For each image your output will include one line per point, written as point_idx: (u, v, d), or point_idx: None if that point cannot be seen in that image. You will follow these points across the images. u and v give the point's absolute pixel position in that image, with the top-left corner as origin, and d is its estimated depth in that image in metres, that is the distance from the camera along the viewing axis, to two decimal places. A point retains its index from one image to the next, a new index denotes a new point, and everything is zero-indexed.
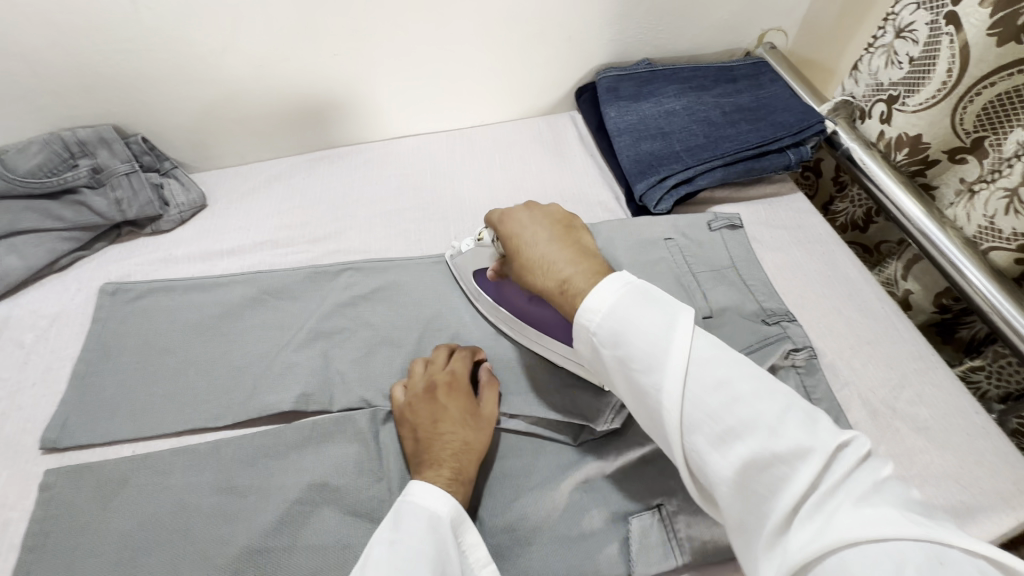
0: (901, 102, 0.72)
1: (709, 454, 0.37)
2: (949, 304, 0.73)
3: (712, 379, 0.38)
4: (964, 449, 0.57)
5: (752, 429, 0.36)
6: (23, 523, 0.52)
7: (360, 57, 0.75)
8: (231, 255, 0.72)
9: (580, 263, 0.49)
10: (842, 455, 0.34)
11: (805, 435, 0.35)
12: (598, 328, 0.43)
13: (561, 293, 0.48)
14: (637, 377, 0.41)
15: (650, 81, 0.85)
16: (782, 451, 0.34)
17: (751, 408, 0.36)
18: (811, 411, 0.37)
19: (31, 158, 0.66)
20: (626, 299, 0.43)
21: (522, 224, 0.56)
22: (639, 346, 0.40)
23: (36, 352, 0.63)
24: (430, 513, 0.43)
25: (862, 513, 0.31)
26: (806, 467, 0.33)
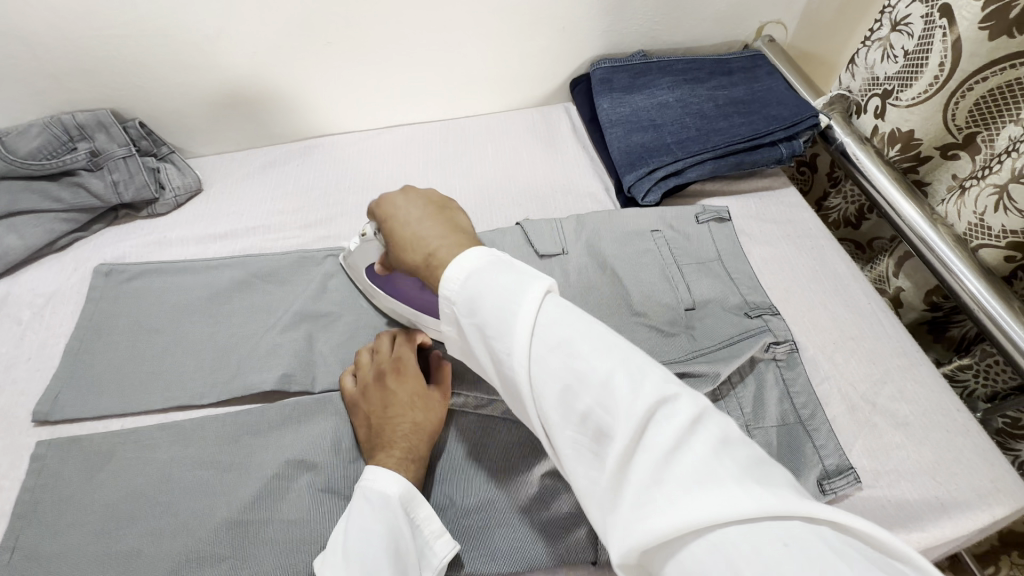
0: (895, 96, 0.71)
1: (555, 420, 0.34)
2: (939, 303, 0.73)
3: (554, 337, 0.35)
4: (942, 445, 0.57)
5: (588, 392, 0.33)
6: (14, 490, 0.54)
7: (353, 47, 0.76)
8: (223, 238, 0.73)
9: (448, 235, 0.44)
10: (670, 410, 0.32)
11: (635, 391, 0.32)
12: (455, 298, 0.40)
13: (430, 273, 0.43)
14: (490, 344, 0.38)
15: (644, 73, 0.85)
16: (611, 411, 0.32)
17: (585, 363, 0.33)
18: (646, 363, 0.34)
19: (31, 141, 0.67)
20: (481, 266, 0.40)
21: (389, 199, 0.50)
22: (489, 310, 0.37)
23: (33, 328, 0.65)
24: (382, 501, 0.46)
25: (705, 491, 0.29)
26: (635, 431, 0.31)
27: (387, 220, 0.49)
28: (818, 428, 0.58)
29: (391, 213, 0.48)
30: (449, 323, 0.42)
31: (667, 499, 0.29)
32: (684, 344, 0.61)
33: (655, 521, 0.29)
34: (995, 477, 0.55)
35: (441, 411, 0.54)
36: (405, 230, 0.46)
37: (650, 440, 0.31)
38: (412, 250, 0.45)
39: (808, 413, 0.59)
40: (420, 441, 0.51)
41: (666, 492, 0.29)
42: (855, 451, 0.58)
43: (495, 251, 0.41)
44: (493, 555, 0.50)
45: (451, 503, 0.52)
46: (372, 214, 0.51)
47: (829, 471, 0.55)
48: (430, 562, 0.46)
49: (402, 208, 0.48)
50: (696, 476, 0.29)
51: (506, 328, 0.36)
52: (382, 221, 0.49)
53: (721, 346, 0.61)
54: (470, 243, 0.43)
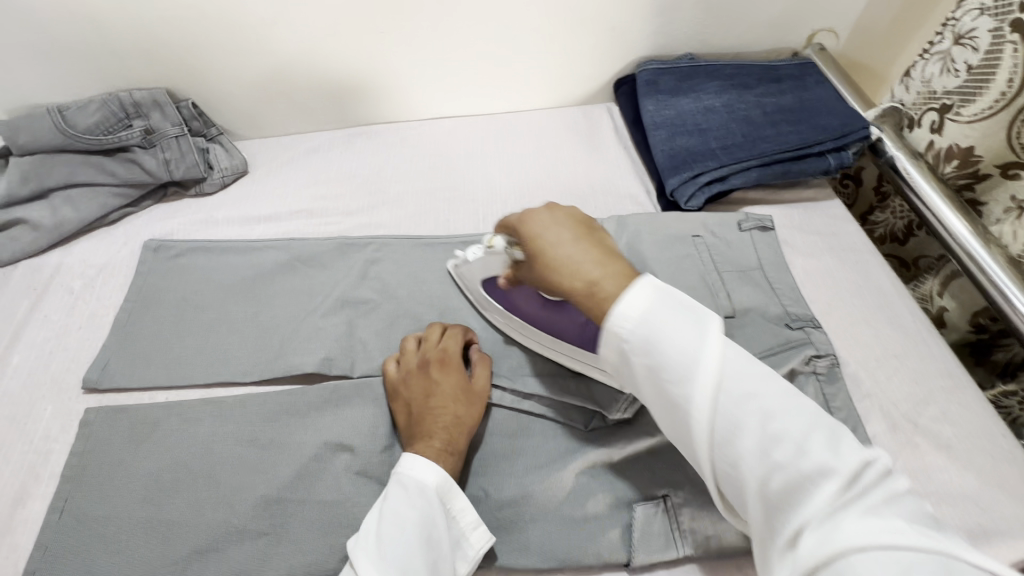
0: (954, 111, 0.69)
1: (743, 473, 0.36)
2: (986, 324, 0.72)
3: (743, 392, 0.37)
4: (986, 470, 0.56)
5: (783, 447, 0.34)
6: (63, 454, 0.56)
7: (404, 37, 0.77)
8: (267, 221, 0.74)
9: (609, 262, 0.44)
10: (867, 475, 0.33)
11: (838, 456, 0.33)
12: (630, 335, 0.40)
13: (590, 301, 0.43)
14: (664, 384, 0.39)
15: (690, 76, 0.84)
16: (810, 471, 0.33)
17: (782, 425, 0.35)
18: (843, 431, 0.36)
19: (90, 116, 0.70)
20: (660, 305, 0.40)
21: (532, 216, 0.50)
22: (673, 354, 0.38)
23: (84, 298, 0.67)
24: (418, 490, 0.46)
25: (881, 525, 0.30)
26: (836, 486, 0.32)
27: (533, 236, 0.48)
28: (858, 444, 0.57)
29: (536, 230, 0.48)
30: (608, 353, 0.43)
31: (836, 528, 0.31)
32: None
33: (821, 542, 0.31)
34: None
35: (481, 403, 0.55)
36: (555, 250, 0.46)
37: (847, 495, 0.32)
38: (566, 273, 0.45)
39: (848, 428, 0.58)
40: (465, 432, 0.52)
41: (834, 523, 0.31)
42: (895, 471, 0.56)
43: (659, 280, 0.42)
44: (525, 550, 0.50)
45: (484, 495, 0.53)
46: (512, 227, 0.51)
47: None
48: (466, 553, 0.47)
49: (551, 225, 0.48)
50: (874, 515, 0.31)
51: (692, 372, 0.38)
52: (525, 236, 0.49)
53: (765, 354, 0.61)
54: (631, 270, 0.44)
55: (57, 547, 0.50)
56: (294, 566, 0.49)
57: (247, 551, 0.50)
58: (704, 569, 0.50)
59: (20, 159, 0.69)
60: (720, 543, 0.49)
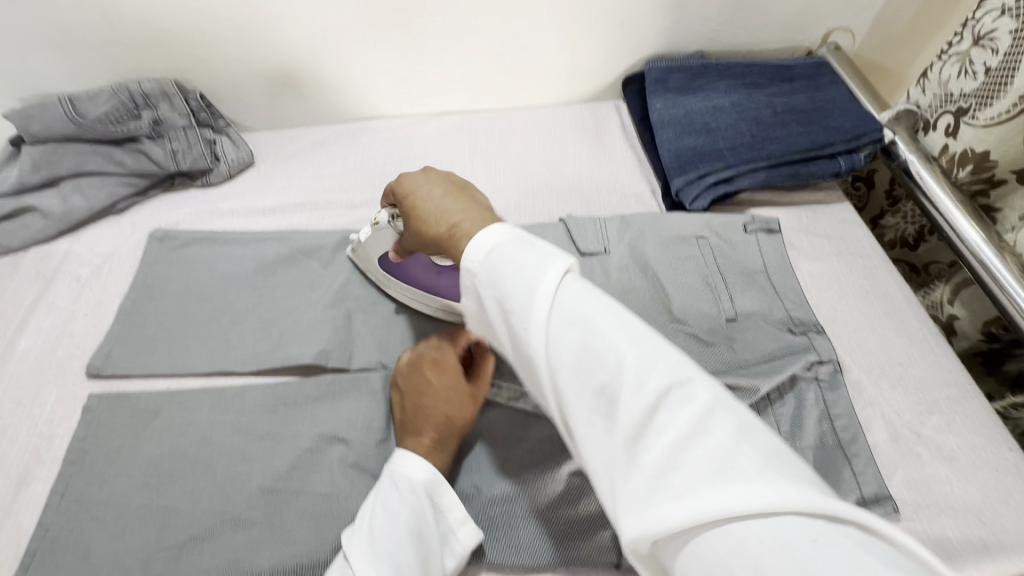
0: (971, 114, 0.67)
1: (580, 414, 0.34)
2: (998, 333, 0.70)
3: (574, 313, 0.36)
4: (990, 484, 0.54)
5: (599, 376, 0.34)
6: (67, 438, 0.57)
7: (410, 30, 0.76)
8: (271, 213, 0.75)
9: (473, 211, 0.44)
10: (692, 402, 0.32)
11: (646, 383, 0.33)
12: (478, 273, 0.40)
13: (450, 243, 0.44)
14: (507, 319, 0.38)
15: (700, 74, 0.83)
16: (616, 398, 0.33)
17: (611, 350, 0.34)
18: (670, 359, 0.34)
19: (100, 107, 0.70)
20: (504, 243, 0.40)
21: (410, 177, 0.50)
22: (508, 283, 0.38)
23: (91, 286, 0.68)
24: (407, 485, 0.46)
25: (725, 486, 0.28)
26: (638, 414, 0.32)
27: (409, 194, 0.49)
28: (857, 452, 0.56)
29: (411, 189, 0.49)
30: (467, 296, 0.43)
31: (661, 485, 0.30)
32: (723, 357, 0.60)
33: (676, 510, 0.29)
34: None
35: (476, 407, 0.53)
36: (425, 205, 0.46)
37: (654, 424, 0.32)
38: (433, 222, 0.45)
39: (848, 436, 0.57)
40: (446, 433, 0.51)
41: (685, 483, 0.29)
42: (896, 481, 0.55)
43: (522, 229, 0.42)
44: (516, 548, 0.50)
45: (477, 492, 0.53)
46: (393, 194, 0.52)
47: (867, 499, 0.53)
48: (455, 547, 0.47)
49: (424, 183, 0.48)
50: (712, 471, 0.29)
51: (527, 308, 0.36)
52: (401, 196, 0.49)
53: (765, 359, 0.60)
54: (494, 219, 0.44)
55: (56, 529, 0.51)
56: (286, 556, 0.50)
57: (239, 540, 0.50)
58: None
59: (32, 146, 0.70)
60: None
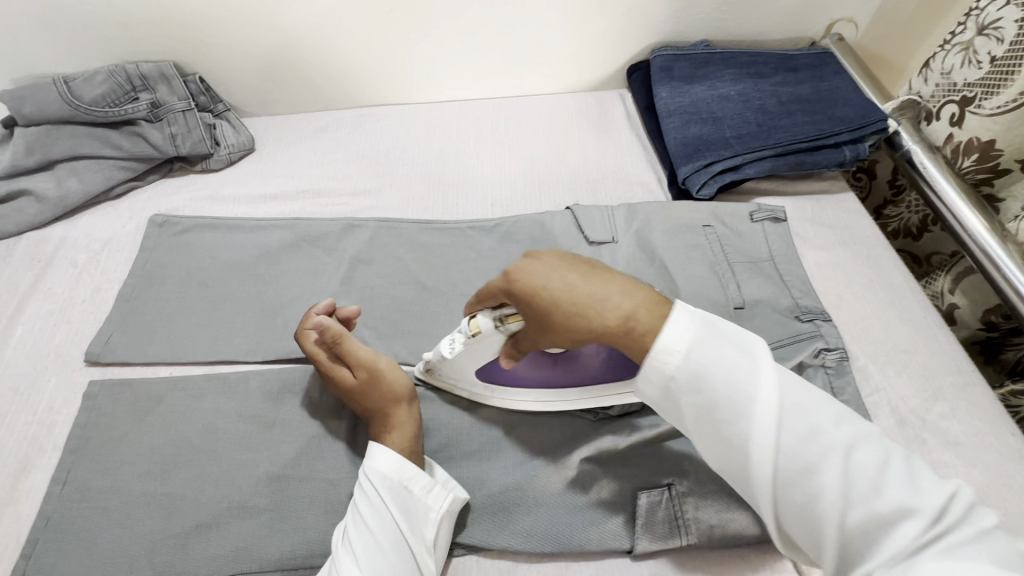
0: (976, 103, 0.68)
1: (819, 513, 0.35)
2: (998, 322, 0.71)
3: (807, 424, 0.36)
4: (994, 468, 0.55)
5: (859, 485, 0.35)
6: (66, 426, 0.56)
7: (415, 14, 0.75)
8: (274, 200, 0.73)
9: (631, 292, 0.41)
10: (952, 512, 0.34)
11: (915, 493, 0.34)
12: (679, 375, 0.39)
13: (628, 337, 0.40)
14: (718, 424, 0.38)
15: (706, 63, 0.82)
16: (885, 507, 0.34)
17: (855, 457, 0.35)
18: (906, 455, 0.36)
19: (95, 88, 0.69)
20: (702, 343, 0.38)
21: (524, 267, 0.43)
22: (725, 391, 0.37)
23: (88, 272, 0.66)
24: (365, 474, 0.49)
25: (951, 564, 0.32)
26: (918, 525, 0.33)
27: (535, 286, 0.42)
28: None
29: (534, 281, 0.42)
30: (648, 396, 0.41)
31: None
32: None
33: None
34: None
35: (378, 371, 0.53)
36: (572, 296, 0.41)
37: (927, 531, 0.33)
38: (593, 316, 0.40)
39: None
40: (376, 411, 0.52)
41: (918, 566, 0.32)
42: None
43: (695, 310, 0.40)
44: (522, 535, 0.50)
45: (485, 479, 0.53)
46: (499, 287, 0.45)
47: None
48: (434, 516, 0.48)
49: (552, 270, 0.42)
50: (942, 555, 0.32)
51: (747, 411, 0.37)
52: (519, 293, 0.42)
53: (775, 345, 0.60)
54: (660, 301, 0.41)
55: (58, 518, 0.50)
56: (294, 544, 0.49)
57: (247, 528, 0.50)
58: (706, 559, 0.50)
59: (25, 129, 0.68)
60: (723, 533, 0.49)
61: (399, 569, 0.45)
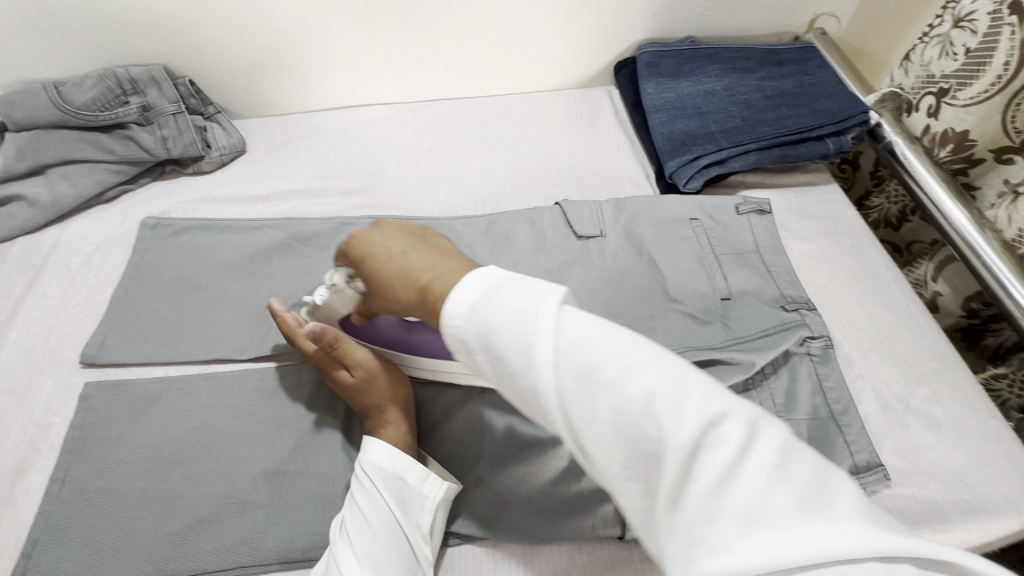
0: (951, 95, 0.69)
1: (603, 453, 0.32)
2: (978, 309, 0.72)
3: (583, 364, 0.33)
4: (975, 450, 0.57)
5: (638, 426, 0.31)
6: (63, 427, 0.56)
7: (403, 14, 0.76)
8: (266, 200, 0.74)
9: (442, 263, 0.42)
10: (726, 437, 0.30)
11: (680, 423, 0.30)
12: (467, 332, 0.37)
13: (427, 304, 0.41)
14: (511, 374, 0.35)
15: (691, 59, 0.83)
16: (656, 442, 0.30)
17: (624, 390, 0.32)
18: (688, 373, 0.32)
19: (86, 93, 0.69)
20: (486, 296, 0.37)
21: (362, 239, 0.49)
22: (506, 340, 0.34)
23: (82, 275, 0.67)
24: (360, 465, 0.50)
25: (757, 531, 0.28)
26: (684, 460, 0.29)
27: (364, 255, 0.47)
28: (849, 424, 0.58)
29: (368, 250, 0.47)
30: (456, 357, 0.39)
31: (727, 543, 0.28)
32: (719, 332, 0.61)
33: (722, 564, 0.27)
34: None
35: (373, 369, 0.54)
36: (391, 265, 0.45)
37: (701, 470, 0.29)
38: (404, 283, 0.43)
39: (840, 408, 0.58)
40: (373, 407, 0.53)
41: (718, 528, 0.28)
42: (886, 450, 0.57)
43: (496, 270, 0.39)
44: (513, 526, 0.51)
45: (476, 470, 0.54)
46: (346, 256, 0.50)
47: (860, 467, 0.55)
48: (426, 503, 0.49)
49: (381, 243, 0.47)
50: (746, 514, 0.28)
51: (529, 356, 0.34)
52: (360, 261, 0.48)
53: (761, 335, 0.60)
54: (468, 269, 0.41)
55: (57, 517, 0.50)
56: (290, 538, 0.50)
57: (244, 523, 0.50)
58: None
59: (15, 134, 0.69)
60: None
61: (394, 555, 0.46)
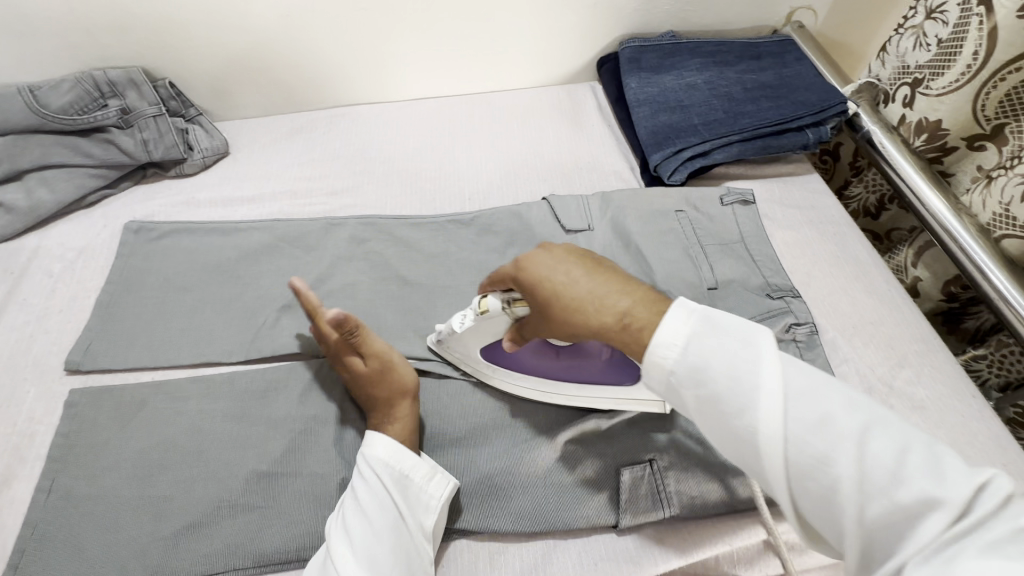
0: (925, 85, 0.71)
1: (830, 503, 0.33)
2: (956, 293, 0.74)
3: (816, 416, 0.34)
4: (956, 428, 0.58)
5: (882, 479, 0.32)
6: (48, 436, 0.55)
7: (385, 12, 0.76)
8: (250, 202, 0.73)
9: (631, 294, 0.41)
10: (980, 500, 0.30)
11: (939, 484, 0.31)
12: (678, 368, 0.37)
13: (624, 339, 0.40)
14: (728, 417, 0.36)
15: (672, 53, 0.84)
16: (908, 501, 0.31)
17: (865, 446, 0.32)
18: (930, 445, 0.33)
19: (63, 96, 0.68)
20: (698, 332, 0.37)
21: (530, 259, 0.45)
22: (728, 381, 0.35)
23: (64, 281, 0.65)
24: (366, 461, 0.49)
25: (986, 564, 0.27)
26: (939, 518, 0.30)
27: (540, 280, 0.43)
28: None
29: (541, 275, 0.43)
30: (656, 391, 0.40)
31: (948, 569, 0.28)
32: None
33: None
34: (1008, 463, 0.56)
35: (388, 360, 0.54)
36: (571, 293, 0.42)
37: (956, 526, 0.30)
38: (591, 315, 0.41)
39: None
40: (382, 401, 0.53)
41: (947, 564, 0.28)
42: None
43: (693, 303, 0.39)
44: (508, 519, 0.51)
45: (470, 465, 0.54)
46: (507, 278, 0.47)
47: None
48: (430, 503, 0.49)
49: (554, 266, 0.43)
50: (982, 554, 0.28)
51: (755, 401, 0.35)
52: (526, 282, 0.44)
53: None
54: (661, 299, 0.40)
55: (45, 526, 0.50)
56: (286, 538, 0.50)
57: (239, 525, 0.50)
58: (690, 528, 0.52)
59: None
60: (704, 502, 0.51)
61: (397, 555, 0.45)
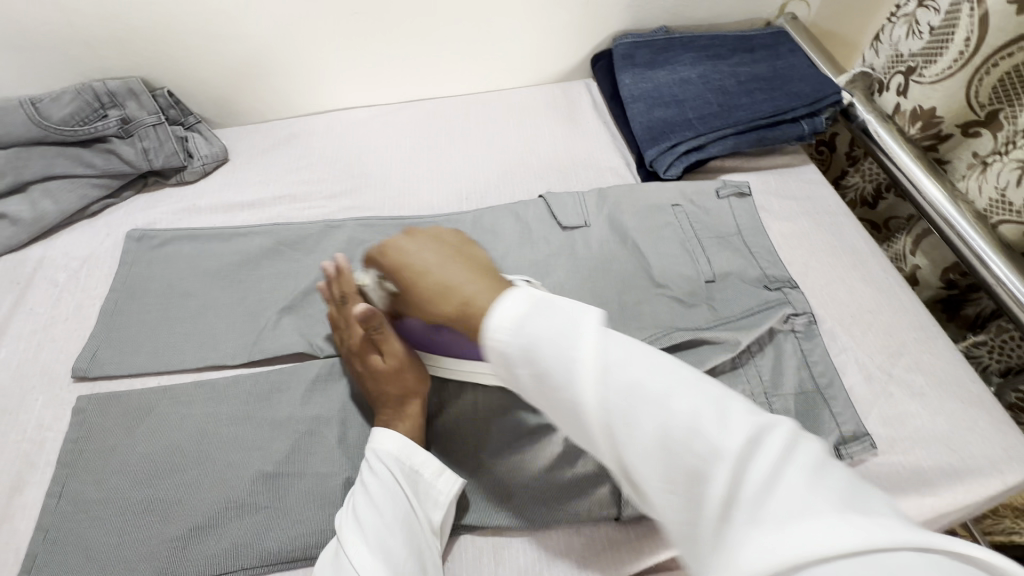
0: (918, 72, 0.71)
1: (640, 465, 0.33)
2: (956, 279, 0.74)
3: (625, 379, 0.35)
4: (957, 414, 0.58)
5: (681, 435, 0.32)
6: (58, 442, 0.56)
7: (378, 16, 0.76)
8: (250, 207, 0.74)
9: (479, 280, 0.44)
10: (769, 443, 0.31)
11: (725, 432, 0.31)
12: (510, 345, 0.38)
13: (466, 320, 0.42)
14: (553, 390, 0.36)
15: (665, 49, 0.85)
16: (704, 454, 0.31)
17: (665, 404, 0.33)
18: (725, 395, 0.34)
19: (64, 108, 0.69)
20: (529, 310, 0.38)
21: (397, 250, 0.49)
22: (551, 355, 0.36)
23: (69, 291, 0.66)
24: (378, 457, 0.49)
25: (799, 523, 0.27)
26: (733, 469, 0.30)
27: (404, 267, 0.48)
28: (835, 395, 0.59)
29: (406, 263, 0.48)
30: (495, 370, 0.40)
31: (776, 528, 0.28)
32: (704, 314, 0.62)
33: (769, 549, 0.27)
34: (1010, 447, 0.56)
35: (406, 359, 0.53)
36: (427, 277, 0.46)
37: (746, 475, 0.30)
38: (444, 298, 0.44)
39: (826, 381, 0.60)
40: (395, 398, 0.53)
41: (765, 523, 0.28)
42: (871, 420, 0.59)
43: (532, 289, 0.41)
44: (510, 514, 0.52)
45: (472, 462, 0.55)
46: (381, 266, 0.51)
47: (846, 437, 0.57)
48: (439, 499, 0.50)
49: (416, 254, 0.48)
50: (794, 507, 0.28)
51: (571, 375, 0.35)
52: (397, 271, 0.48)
53: (745, 314, 0.62)
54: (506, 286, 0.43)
55: (55, 530, 0.50)
56: (291, 537, 0.50)
57: (244, 525, 0.51)
58: None
59: None
60: None
61: (409, 548, 0.45)
